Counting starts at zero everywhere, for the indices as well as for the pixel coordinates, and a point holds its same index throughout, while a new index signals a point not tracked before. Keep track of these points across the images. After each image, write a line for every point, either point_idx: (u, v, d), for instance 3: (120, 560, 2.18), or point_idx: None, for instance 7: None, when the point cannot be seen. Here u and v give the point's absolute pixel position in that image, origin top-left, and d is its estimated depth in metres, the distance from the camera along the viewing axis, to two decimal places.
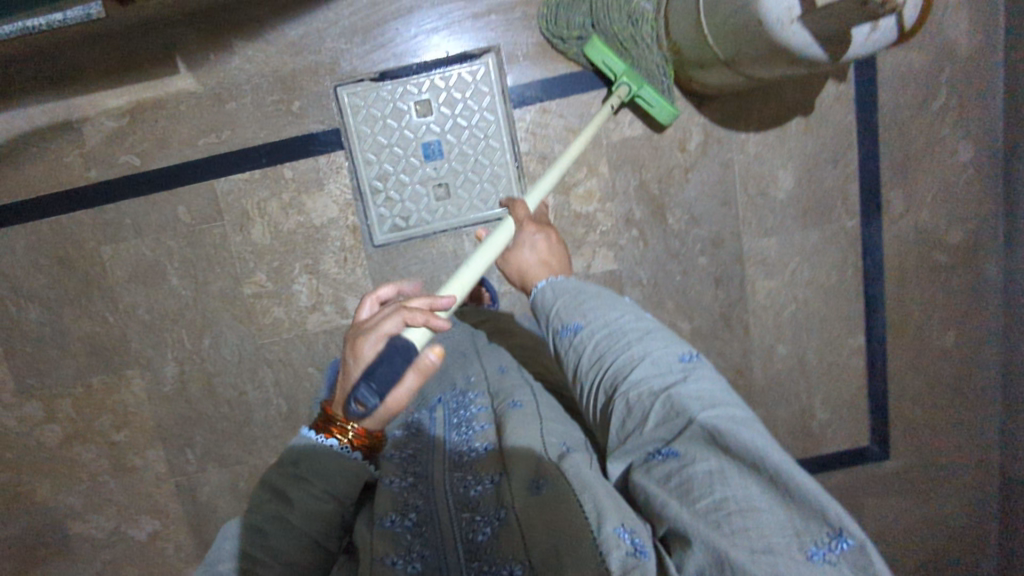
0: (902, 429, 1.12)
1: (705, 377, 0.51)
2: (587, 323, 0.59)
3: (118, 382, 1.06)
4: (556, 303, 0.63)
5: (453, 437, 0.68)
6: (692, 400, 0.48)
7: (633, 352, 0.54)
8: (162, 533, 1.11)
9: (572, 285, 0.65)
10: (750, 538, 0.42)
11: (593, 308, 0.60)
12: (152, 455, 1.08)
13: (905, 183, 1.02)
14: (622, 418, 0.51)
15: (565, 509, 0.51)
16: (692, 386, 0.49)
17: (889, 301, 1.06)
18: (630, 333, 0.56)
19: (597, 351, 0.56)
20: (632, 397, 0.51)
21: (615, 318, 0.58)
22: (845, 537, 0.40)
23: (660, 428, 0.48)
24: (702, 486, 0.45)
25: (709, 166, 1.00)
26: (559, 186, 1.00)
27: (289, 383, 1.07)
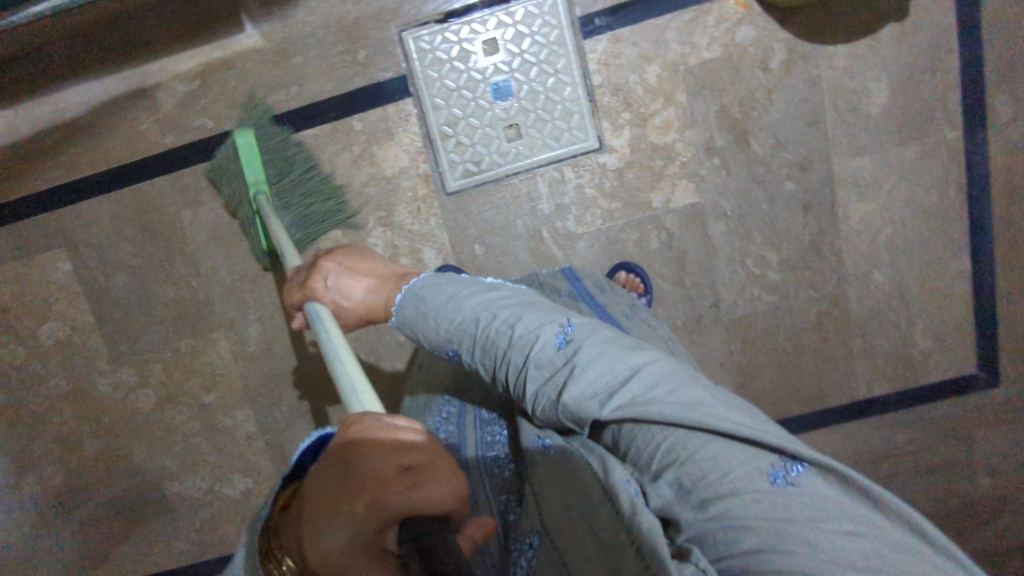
0: (1013, 354, 1.06)
1: (585, 353, 0.53)
2: (462, 345, 0.60)
3: (206, 344, 1.08)
4: (423, 335, 0.63)
5: (476, 428, 0.70)
6: (586, 397, 0.51)
7: (515, 359, 0.56)
8: (255, 490, 1.13)
9: (413, 308, 0.64)
10: (713, 486, 0.44)
11: (456, 327, 0.60)
12: (241, 415, 1.10)
13: (1016, 86, 0.94)
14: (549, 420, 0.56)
15: (567, 481, 0.52)
16: (579, 380, 0.52)
17: (997, 218, 1.00)
18: (500, 342, 0.57)
19: (489, 369, 0.59)
20: (543, 407, 0.55)
21: (479, 327, 0.58)
22: (798, 461, 0.45)
23: (579, 425, 0.53)
24: (645, 451, 0.48)
25: (794, 85, 0.94)
26: (634, 118, 0.96)
27: (369, 339, 1.06)
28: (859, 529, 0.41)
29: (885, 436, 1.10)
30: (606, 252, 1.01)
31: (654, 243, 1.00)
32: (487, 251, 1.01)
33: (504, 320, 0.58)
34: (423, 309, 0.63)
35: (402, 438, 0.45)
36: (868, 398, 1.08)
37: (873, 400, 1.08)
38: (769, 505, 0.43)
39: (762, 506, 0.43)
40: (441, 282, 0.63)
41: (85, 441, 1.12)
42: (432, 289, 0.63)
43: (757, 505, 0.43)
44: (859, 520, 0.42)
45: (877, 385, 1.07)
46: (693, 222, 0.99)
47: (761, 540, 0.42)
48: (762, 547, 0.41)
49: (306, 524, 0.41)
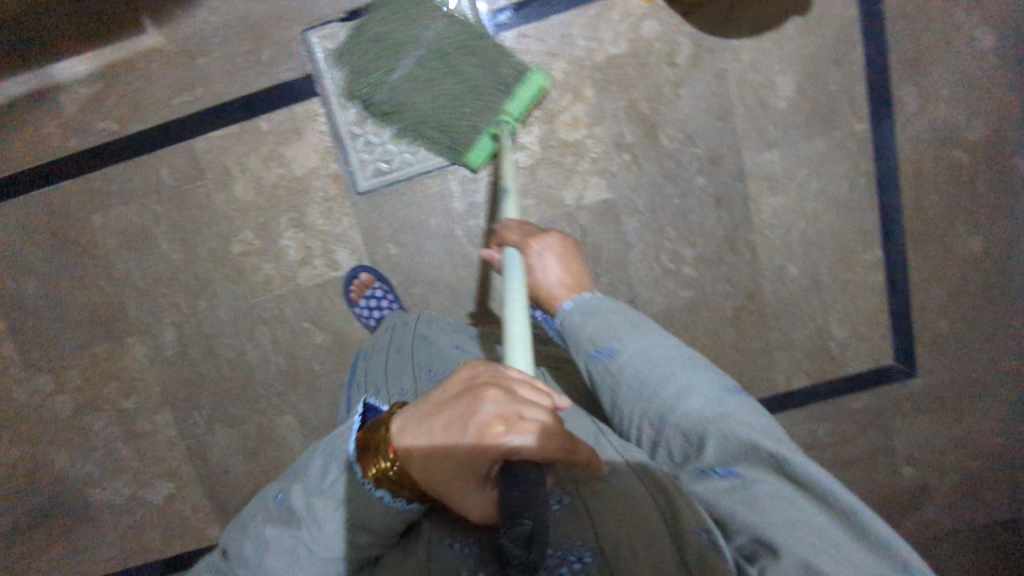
0: (927, 343, 1.08)
1: (750, 412, 0.56)
2: (625, 347, 0.62)
3: (122, 350, 1.06)
4: (588, 321, 0.65)
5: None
6: (742, 426, 0.53)
7: (677, 382, 0.58)
8: (179, 495, 1.12)
9: (598, 304, 0.67)
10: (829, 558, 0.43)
11: (630, 335, 0.63)
12: (161, 420, 1.09)
13: (919, 78, 0.95)
14: (683, 443, 0.56)
15: (640, 509, 0.52)
16: (741, 417, 0.55)
17: (906, 209, 1.01)
18: (673, 363, 0.60)
19: (638, 377, 0.60)
20: (684, 422, 0.56)
21: (653, 346, 0.62)
22: None
23: (719, 451, 0.53)
24: (771, 500, 0.48)
25: (700, 79, 0.94)
26: (543, 115, 0.96)
27: (287, 340, 1.05)
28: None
29: (805, 426, 1.12)
30: None
31: None
32: (404, 252, 1.01)
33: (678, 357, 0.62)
34: (593, 314, 0.66)
35: (529, 402, 0.46)
36: (788, 389, 1.09)
37: (792, 391, 1.09)
38: None
39: None
40: (617, 306, 0.67)
41: (4, 449, 1.10)
42: (617, 303, 0.67)
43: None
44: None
45: (797, 377, 1.08)
46: (605, 219, 0.99)
47: None
48: None
49: (426, 448, 0.45)
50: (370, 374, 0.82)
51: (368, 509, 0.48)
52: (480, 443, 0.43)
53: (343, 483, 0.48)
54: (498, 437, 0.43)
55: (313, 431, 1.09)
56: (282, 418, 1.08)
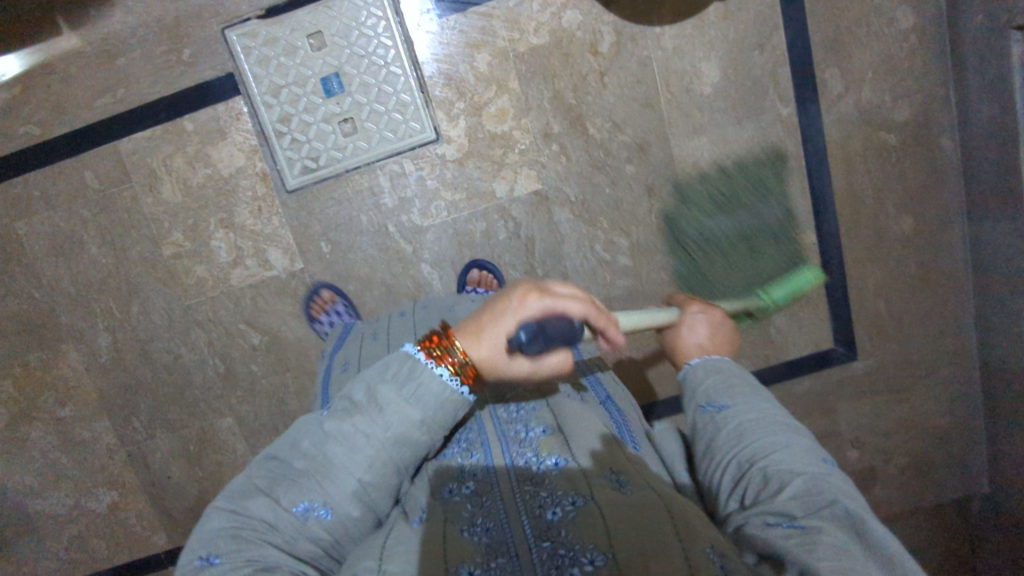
0: (865, 325, 1.09)
1: (850, 488, 0.49)
2: (737, 404, 0.57)
3: (56, 358, 1.05)
4: (707, 377, 0.62)
5: (501, 432, 0.60)
6: (838, 492, 0.46)
7: (779, 438, 0.52)
8: (121, 503, 1.11)
9: (723, 363, 0.63)
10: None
11: (747, 394, 0.58)
12: (100, 427, 1.07)
13: (842, 60, 0.96)
14: (756, 488, 0.50)
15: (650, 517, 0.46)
16: (839, 486, 0.48)
17: (837, 192, 1.01)
18: (784, 422, 0.55)
19: (739, 429, 0.54)
20: (770, 469, 0.50)
21: (763, 407, 0.56)
22: None
23: (795, 498, 0.47)
24: (829, 551, 0.42)
25: (625, 67, 0.94)
26: (469, 107, 0.95)
27: (223, 343, 1.04)
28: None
29: None
30: (456, 246, 1.00)
31: (503, 232, 1.00)
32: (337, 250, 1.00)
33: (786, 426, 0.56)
34: (713, 374, 0.62)
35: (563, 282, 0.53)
36: None
37: None
38: None
39: None
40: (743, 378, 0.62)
41: None
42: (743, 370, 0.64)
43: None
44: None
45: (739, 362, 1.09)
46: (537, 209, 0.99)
47: None
48: None
49: (479, 333, 0.50)
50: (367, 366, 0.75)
51: (430, 394, 0.49)
52: (520, 299, 0.50)
53: (407, 369, 0.49)
54: (537, 297, 0.50)
55: (254, 435, 1.08)
56: (223, 422, 1.07)
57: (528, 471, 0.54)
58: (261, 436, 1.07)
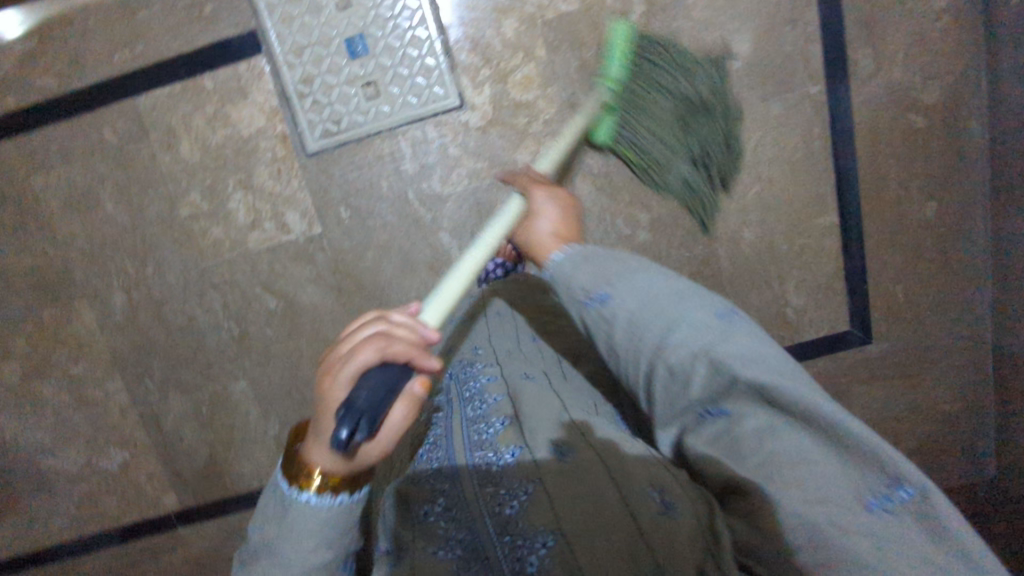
0: (881, 309, 1.09)
1: (746, 336, 0.52)
2: (618, 294, 0.57)
3: (70, 315, 1.04)
4: (572, 271, 0.60)
5: (466, 436, 0.62)
6: (735, 363, 0.49)
7: (670, 320, 0.54)
8: (133, 464, 1.11)
9: (588, 251, 0.61)
10: (808, 482, 0.45)
11: (620, 273, 0.58)
12: (112, 386, 1.07)
13: (874, 39, 0.94)
14: (669, 381, 0.53)
15: (595, 491, 0.51)
16: (733, 348, 0.50)
17: (862, 174, 1.01)
18: (665, 300, 0.55)
19: (630, 321, 0.56)
20: (675, 365, 0.52)
21: (645, 285, 0.57)
22: (904, 485, 0.44)
23: (709, 390, 0.51)
24: (755, 438, 0.48)
25: (653, 38, 0.93)
26: (494, 74, 0.94)
27: (239, 306, 1.03)
28: (937, 565, 0.41)
29: None
30: (475, 214, 0.99)
31: None
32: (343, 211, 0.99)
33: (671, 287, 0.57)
34: (579, 265, 0.60)
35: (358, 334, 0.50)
36: None
37: None
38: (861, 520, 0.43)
39: (859, 524, 0.43)
40: (610, 251, 0.61)
41: None
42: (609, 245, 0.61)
43: (840, 507, 0.43)
44: (939, 554, 0.42)
45: None
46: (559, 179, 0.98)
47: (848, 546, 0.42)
48: (847, 550, 0.42)
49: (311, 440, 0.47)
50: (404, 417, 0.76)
51: (310, 521, 0.48)
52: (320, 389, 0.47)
53: (281, 502, 0.49)
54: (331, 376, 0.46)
55: (267, 399, 1.07)
56: (236, 385, 1.07)
57: (489, 470, 0.57)
58: (274, 401, 1.07)
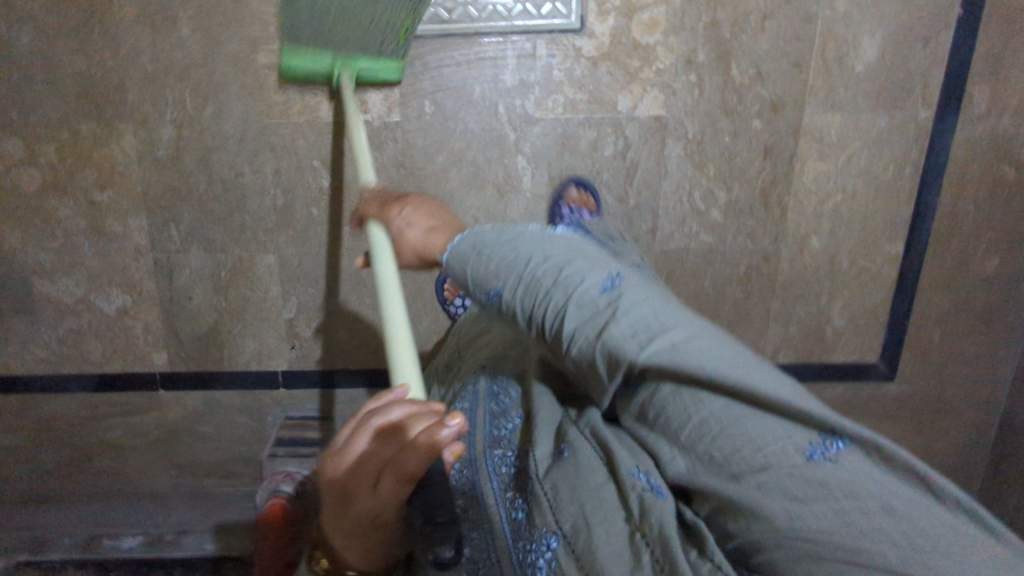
0: (913, 352, 1.10)
1: (633, 300, 0.46)
2: (502, 284, 0.52)
3: (109, 136, 0.97)
4: (463, 272, 0.55)
5: (488, 429, 0.62)
6: (626, 338, 0.44)
7: (553, 301, 0.49)
8: (132, 311, 1.06)
9: (467, 244, 0.56)
10: (747, 452, 0.38)
11: (500, 263, 0.53)
12: (133, 224, 1.01)
13: (996, 81, 0.94)
14: (583, 372, 0.49)
15: (582, 482, 0.48)
16: (624, 320, 0.45)
17: (940, 212, 1.01)
18: (544, 278, 0.50)
19: (524, 314, 0.51)
20: (573, 353, 0.48)
21: (526, 263, 0.51)
22: (841, 437, 0.37)
23: (613, 377, 0.46)
24: (677, 416, 0.42)
25: (789, 16, 0.90)
26: (622, 6, 0.90)
27: (290, 175, 0.99)
28: (902, 516, 0.34)
29: None
30: (559, 148, 0.96)
31: (609, 148, 0.97)
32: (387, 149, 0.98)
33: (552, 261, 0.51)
34: (472, 253, 0.55)
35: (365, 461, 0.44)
36: (770, 360, 1.10)
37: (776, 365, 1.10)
38: (803, 482, 0.36)
39: (806, 492, 0.36)
40: (498, 226, 0.56)
41: None
42: (489, 226, 0.56)
43: (789, 481, 0.36)
44: (901, 502, 0.34)
45: (783, 352, 1.09)
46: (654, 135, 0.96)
47: (810, 529, 0.35)
48: (813, 537, 0.35)
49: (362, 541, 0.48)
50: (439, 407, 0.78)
51: None
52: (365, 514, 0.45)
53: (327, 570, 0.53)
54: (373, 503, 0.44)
55: (291, 279, 1.05)
56: (264, 258, 1.03)
57: (505, 476, 0.57)
58: (301, 278, 1.05)
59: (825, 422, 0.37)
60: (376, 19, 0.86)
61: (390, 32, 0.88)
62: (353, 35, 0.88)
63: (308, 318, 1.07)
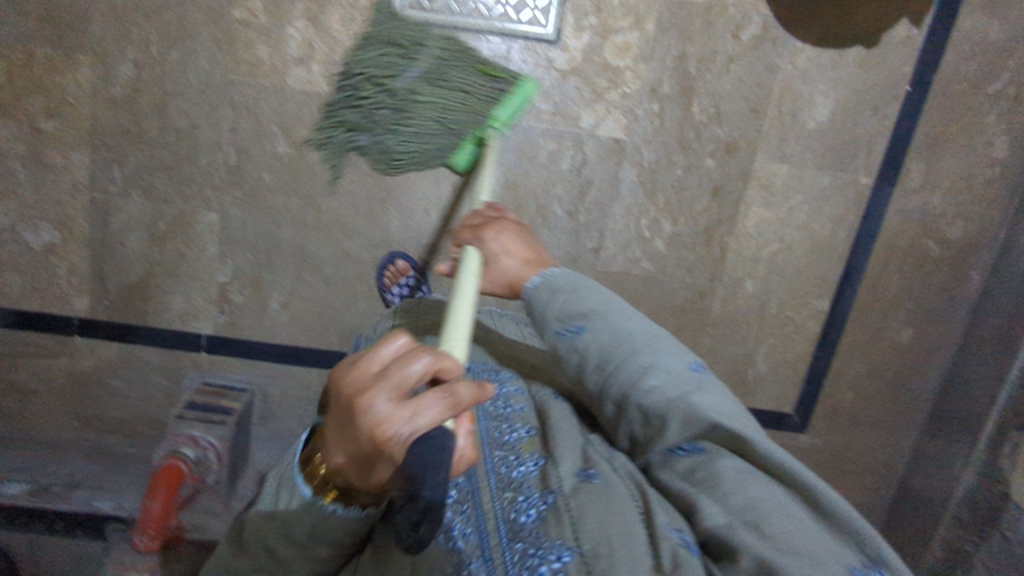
0: (827, 408, 1.14)
1: (717, 386, 0.53)
2: (591, 325, 0.59)
3: (64, 65, 0.94)
4: (551, 302, 0.62)
5: (486, 431, 0.62)
6: (710, 406, 0.50)
7: (641, 357, 0.56)
8: (59, 248, 1.02)
9: (563, 279, 0.63)
10: (785, 534, 0.42)
11: (595, 309, 0.60)
12: (75, 159, 0.98)
13: (932, 160, 1.00)
14: (643, 426, 0.54)
15: (613, 514, 0.48)
16: (709, 395, 0.52)
17: (867, 276, 1.06)
18: (638, 337, 0.57)
19: (599, 355, 0.58)
20: (645, 402, 0.53)
21: (620, 321, 0.59)
22: (881, 569, 0.41)
23: (680, 433, 0.51)
24: (734, 484, 0.47)
25: (752, 64, 0.95)
26: (598, 26, 0.93)
27: (247, 135, 0.98)
28: None
29: None
30: (518, 153, 0.98)
31: (566, 162, 0.98)
32: None
33: (643, 330, 0.58)
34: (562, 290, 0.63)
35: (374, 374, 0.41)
36: None
37: None
38: None
39: None
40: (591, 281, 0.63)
41: None
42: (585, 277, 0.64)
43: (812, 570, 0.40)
44: None
45: None
46: (611, 156, 0.98)
47: None
48: None
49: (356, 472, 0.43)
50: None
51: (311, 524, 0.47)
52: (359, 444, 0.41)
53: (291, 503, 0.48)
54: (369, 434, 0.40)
55: (230, 242, 1.02)
56: (205, 216, 1.01)
57: (509, 476, 0.56)
58: (240, 242, 1.02)
59: (868, 549, 0.41)
60: (460, 75, 0.88)
61: (483, 81, 0.89)
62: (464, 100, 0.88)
63: (241, 285, 1.05)
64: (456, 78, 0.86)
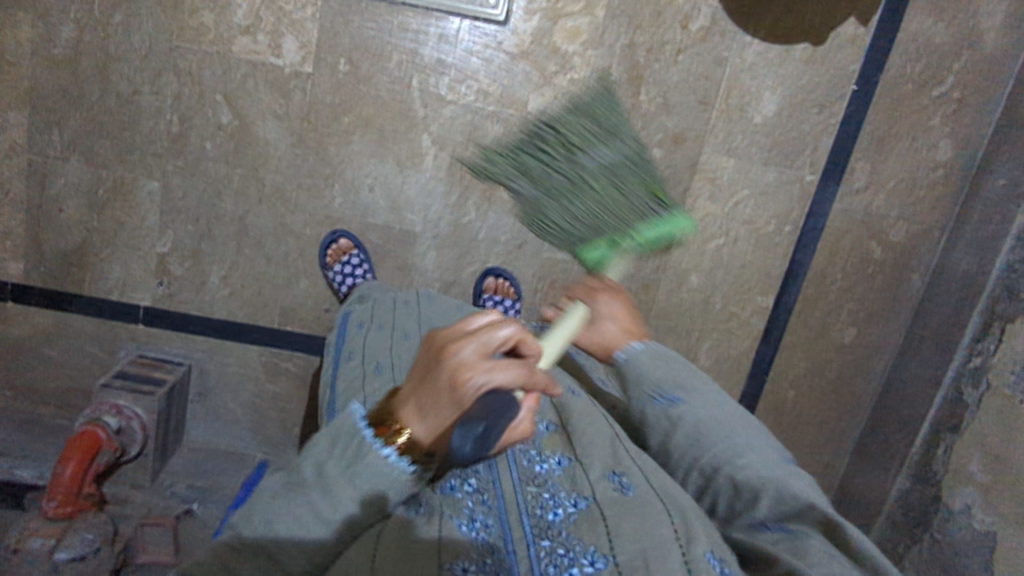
0: (769, 406, 1.14)
1: (806, 477, 0.56)
2: (690, 399, 0.59)
3: (4, 22, 0.92)
4: (651, 368, 0.61)
5: None
6: (805, 493, 0.52)
7: (738, 439, 0.56)
8: None
9: (654, 348, 0.63)
10: None
11: (696, 386, 0.60)
12: (12, 119, 0.96)
13: (876, 161, 1.00)
14: (731, 498, 0.55)
15: (650, 521, 0.49)
16: (802, 482, 0.53)
17: (811, 274, 1.06)
18: (737, 421, 0.58)
19: (694, 428, 0.58)
20: (739, 476, 0.54)
21: (715, 401, 0.59)
22: None
23: (769, 508, 0.52)
24: (822, 558, 0.47)
25: (701, 56, 0.95)
26: (549, 10, 0.93)
27: (190, 103, 0.96)
28: None
29: None
30: (465, 133, 0.97)
31: None
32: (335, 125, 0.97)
33: (735, 414, 0.59)
34: (655, 361, 0.61)
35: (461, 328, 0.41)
36: None
37: None
38: None
39: None
40: (681, 358, 0.63)
41: None
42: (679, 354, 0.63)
43: None
44: None
45: None
46: None
47: None
48: None
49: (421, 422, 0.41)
50: (368, 345, 0.79)
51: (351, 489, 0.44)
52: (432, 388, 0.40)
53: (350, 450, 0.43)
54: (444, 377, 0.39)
55: (170, 212, 1.01)
56: (146, 184, 0.99)
57: (533, 468, 0.58)
58: (181, 213, 1.01)
59: None
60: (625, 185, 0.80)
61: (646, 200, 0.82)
62: (619, 206, 0.80)
63: (181, 257, 1.03)
64: (626, 188, 0.79)
